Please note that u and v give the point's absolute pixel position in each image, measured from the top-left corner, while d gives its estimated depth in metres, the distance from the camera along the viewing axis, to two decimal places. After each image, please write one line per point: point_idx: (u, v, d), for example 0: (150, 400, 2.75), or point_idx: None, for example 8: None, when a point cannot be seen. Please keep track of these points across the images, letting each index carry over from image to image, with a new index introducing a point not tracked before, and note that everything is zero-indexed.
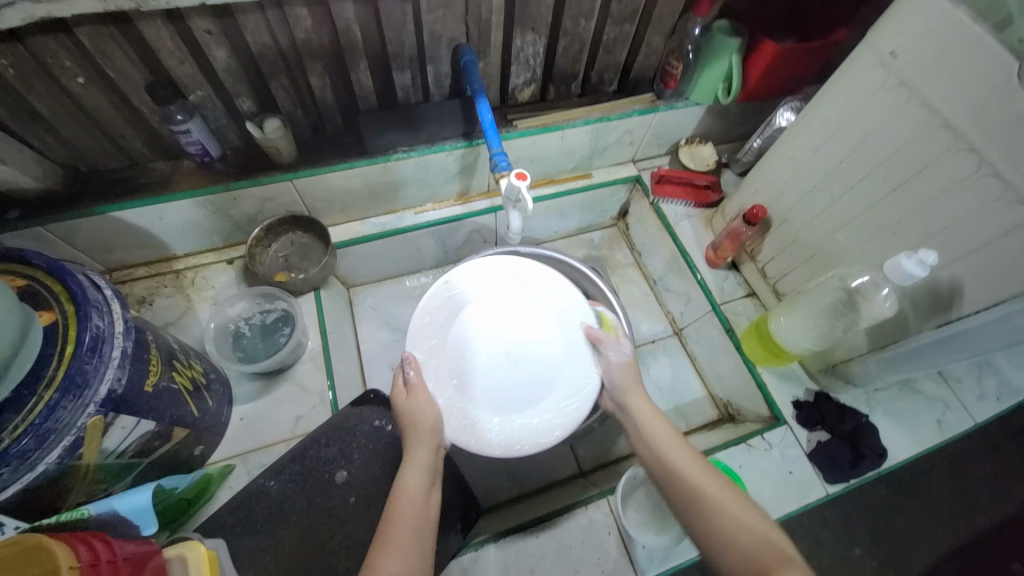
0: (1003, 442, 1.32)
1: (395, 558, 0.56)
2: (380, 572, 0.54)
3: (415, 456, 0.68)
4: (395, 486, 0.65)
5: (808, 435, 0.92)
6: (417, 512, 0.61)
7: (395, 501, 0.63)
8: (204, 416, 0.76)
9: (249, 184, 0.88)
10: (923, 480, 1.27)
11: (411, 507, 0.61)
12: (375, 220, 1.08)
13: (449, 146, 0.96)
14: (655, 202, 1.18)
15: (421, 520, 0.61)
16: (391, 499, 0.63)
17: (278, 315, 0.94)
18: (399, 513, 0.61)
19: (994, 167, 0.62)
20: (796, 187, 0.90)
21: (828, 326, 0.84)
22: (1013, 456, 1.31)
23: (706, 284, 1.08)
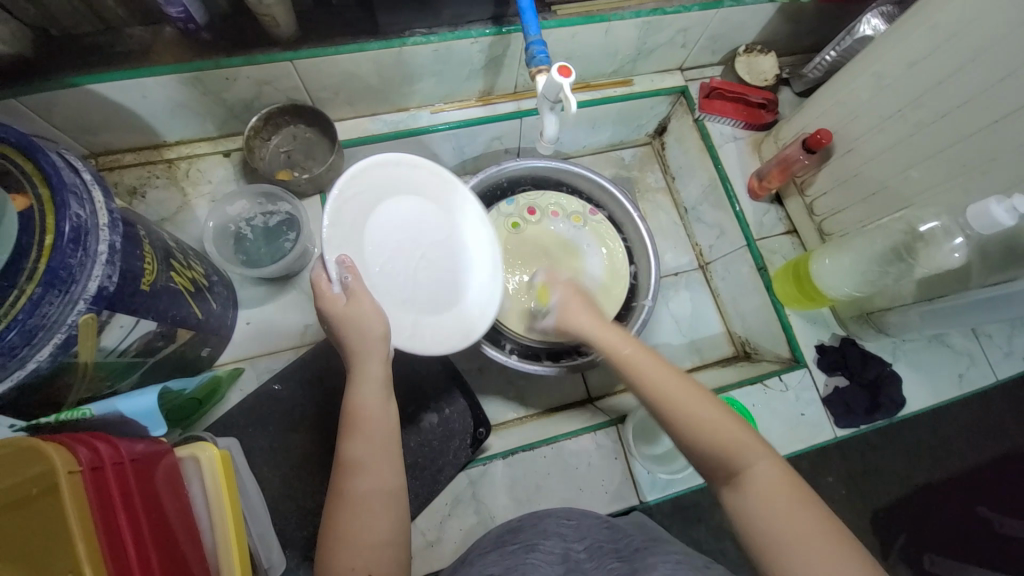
0: (997, 398, 1.33)
1: (370, 476, 0.54)
2: (354, 495, 0.52)
3: (359, 378, 0.59)
4: (348, 407, 0.58)
5: (826, 380, 0.90)
6: (376, 435, 0.56)
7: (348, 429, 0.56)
8: (209, 319, 0.73)
9: (243, 63, 0.76)
10: (916, 425, 1.29)
11: (364, 443, 0.55)
12: (387, 117, 0.97)
13: (476, 32, 0.82)
14: (700, 119, 1.05)
15: (385, 439, 0.57)
16: (345, 421, 0.56)
17: (283, 218, 0.86)
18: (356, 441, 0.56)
19: None
20: (874, 112, 0.78)
21: (877, 273, 0.77)
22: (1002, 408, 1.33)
23: (743, 215, 0.99)
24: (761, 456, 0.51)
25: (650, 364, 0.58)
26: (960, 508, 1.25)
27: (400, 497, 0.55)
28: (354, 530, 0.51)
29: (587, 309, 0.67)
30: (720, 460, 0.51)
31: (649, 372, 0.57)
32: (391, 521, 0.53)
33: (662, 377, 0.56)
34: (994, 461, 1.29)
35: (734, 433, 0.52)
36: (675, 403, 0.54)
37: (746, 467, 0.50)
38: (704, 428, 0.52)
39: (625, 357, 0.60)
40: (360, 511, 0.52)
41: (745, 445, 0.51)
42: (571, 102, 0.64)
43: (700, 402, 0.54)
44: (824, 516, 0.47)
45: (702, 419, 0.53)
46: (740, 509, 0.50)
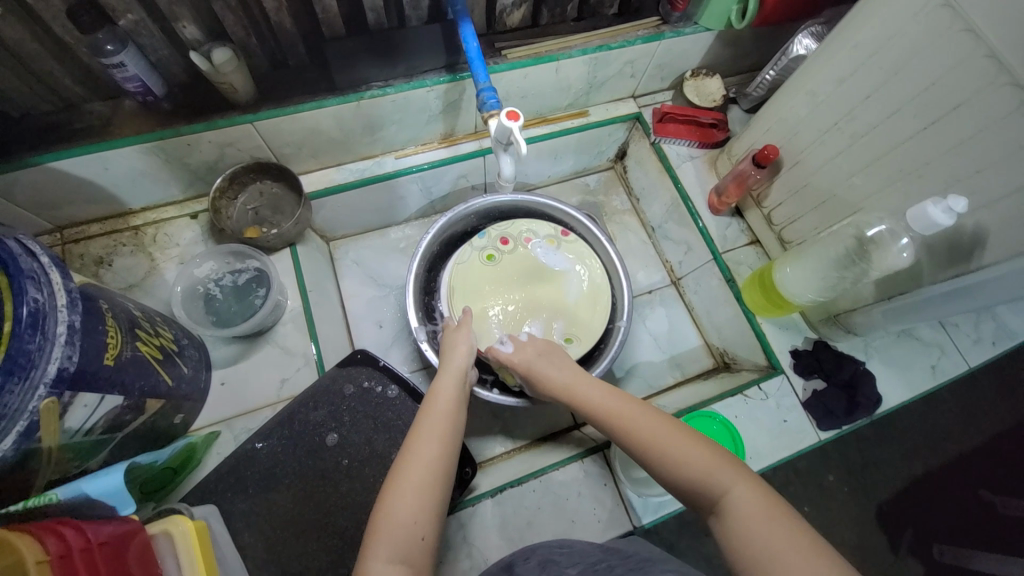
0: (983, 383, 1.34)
1: (433, 444, 0.63)
2: (420, 455, 0.61)
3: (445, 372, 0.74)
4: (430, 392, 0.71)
5: (804, 384, 0.91)
6: (445, 418, 0.67)
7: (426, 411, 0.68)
8: (180, 384, 0.72)
9: (204, 128, 0.77)
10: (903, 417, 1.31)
11: (440, 414, 0.67)
12: (352, 166, 0.98)
13: (431, 81, 0.86)
14: (656, 143, 1.09)
15: (449, 417, 0.67)
16: (426, 402, 0.68)
17: (252, 275, 0.86)
18: (430, 419, 0.66)
19: None
20: (814, 126, 0.82)
21: (836, 278, 0.80)
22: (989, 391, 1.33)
23: (707, 231, 1.02)
24: (738, 479, 0.53)
25: (621, 415, 0.63)
26: (961, 492, 1.24)
27: (445, 478, 0.61)
28: (418, 484, 0.59)
29: (564, 367, 0.73)
30: (707, 498, 0.53)
31: (640, 420, 0.61)
32: (432, 491, 0.59)
33: (642, 421, 0.61)
34: (990, 444, 1.28)
35: (713, 463, 0.54)
36: (658, 446, 0.58)
37: (727, 490, 0.52)
38: (690, 456, 0.56)
39: (609, 408, 0.65)
40: (418, 477, 0.60)
41: (727, 471, 0.54)
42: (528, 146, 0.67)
43: (675, 442, 0.57)
44: (804, 537, 0.47)
45: (676, 453, 0.56)
46: (723, 536, 0.50)
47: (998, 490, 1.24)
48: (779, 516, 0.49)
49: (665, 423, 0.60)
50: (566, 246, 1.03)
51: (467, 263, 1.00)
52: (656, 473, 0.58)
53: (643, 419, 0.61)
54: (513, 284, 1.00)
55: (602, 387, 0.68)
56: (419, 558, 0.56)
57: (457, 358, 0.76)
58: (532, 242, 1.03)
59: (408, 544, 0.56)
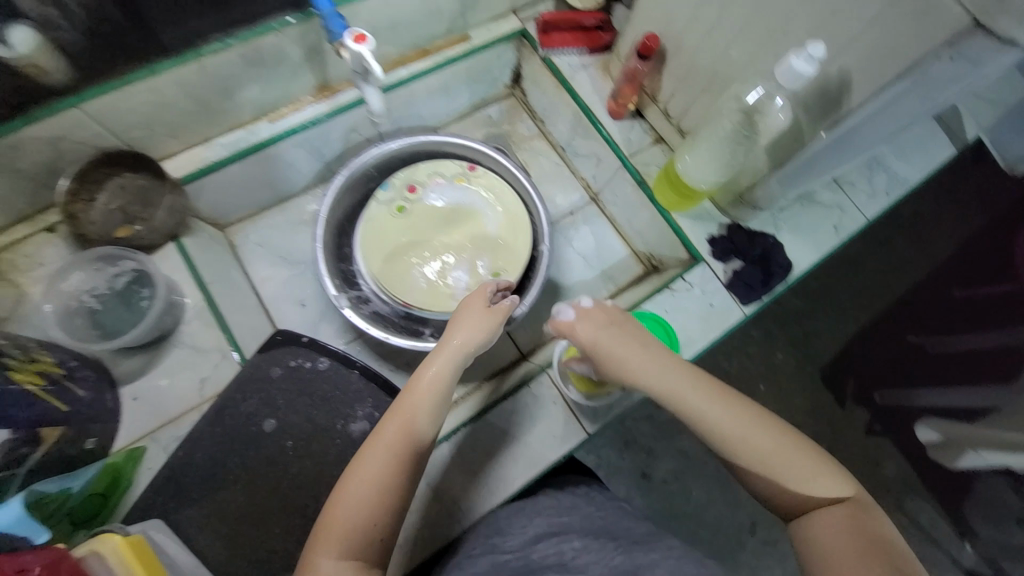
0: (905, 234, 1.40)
1: (409, 441, 0.61)
2: (384, 443, 0.61)
3: (439, 357, 0.67)
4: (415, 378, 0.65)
5: (724, 266, 0.96)
6: (419, 407, 0.63)
7: (406, 396, 0.65)
8: (81, 408, 0.66)
9: (22, 124, 0.68)
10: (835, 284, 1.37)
11: (417, 407, 0.63)
12: (222, 139, 0.88)
13: (276, 23, 0.76)
14: (546, 58, 1.05)
15: (427, 413, 0.63)
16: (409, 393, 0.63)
17: (132, 276, 0.78)
18: (408, 404, 0.64)
19: None
20: (687, 3, 0.80)
21: (730, 154, 0.82)
22: (911, 239, 1.39)
23: (611, 138, 1.02)
24: (836, 492, 0.60)
25: (712, 401, 0.63)
26: (896, 343, 1.33)
27: (414, 474, 0.62)
28: (386, 484, 0.59)
29: (623, 339, 0.67)
30: (799, 507, 0.60)
31: (719, 413, 0.62)
32: (398, 488, 0.60)
33: (761, 432, 0.61)
34: (916, 290, 1.35)
35: (823, 479, 0.60)
36: (744, 443, 0.61)
37: (820, 505, 0.59)
38: (792, 462, 0.60)
39: (696, 395, 0.63)
40: (376, 472, 0.59)
41: (829, 485, 0.60)
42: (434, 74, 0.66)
43: (773, 450, 0.60)
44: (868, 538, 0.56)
45: (771, 445, 0.61)
46: (803, 531, 0.59)
47: (929, 334, 1.33)
48: (845, 520, 0.58)
49: (770, 430, 0.61)
50: (474, 182, 1.01)
51: (376, 221, 0.97)
52: (742, 467, 0.62)
53: (728, 411, 0.62)
54: (429, 230, 0.98)
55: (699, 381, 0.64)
56: (373, 554, 0.58)
57: (472, 339, 0.68)
58: (440, 185, 1.00)
59: (361, 541, 0.57)
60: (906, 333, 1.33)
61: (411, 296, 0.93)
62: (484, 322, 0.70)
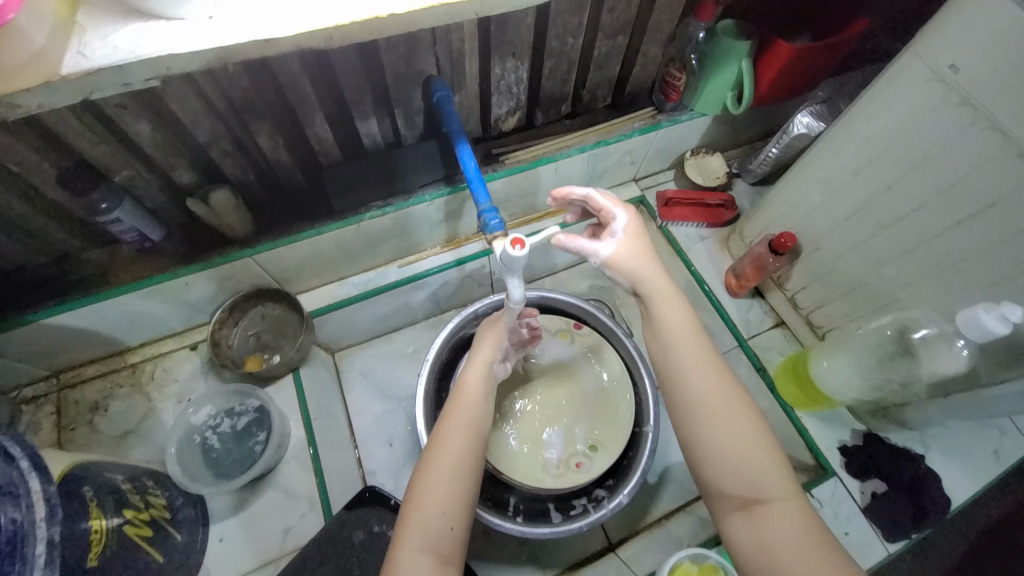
0: None
1: (463, 435, 0.63)
2: (449, 446, 0.61)
3: (478, 362, 0.72)
4: (461, 382, 0.70)
5: (860, 486, 0.83)
6: (471, 410, 0.66)
7: (455, 401, 0.67)
8: (174, 555, 0.66)
9: (201, 268, 0.75)
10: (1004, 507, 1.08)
11: (469, 412, 0.65)
12: (355, 279, 0.96)
13: (430, 195, 0.85)
14: (663, 227, 1.05)
15: (478, 409, 0.66)
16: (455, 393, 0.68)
17: (252, 416, 0.81)
18: (459, 409, 0.66)
19: None
20: (829, 215, 0.78)
21: (879, 378, 0.72)
22: None
23: (729, 316, 0.97)
24: (783, 491, 0.51)
25: (689, 358, 0.57)
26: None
27: (476, 465, 0.62)
28: (451, 474, 0.59)
29: (693, 358, 0.57)
30: (743, 487, 0.52)
31: (727, 445, 0.53)
32: (463, 479, 0.59)
33: (751, 456, 0.53)
34: None
35: (765, 457, 0.53)
36: (702, 397, 0.55)
37: (767, 496, 0.51)
38: (740, 435, 0.53)
39: (673, 329, 0.59)
40: (444, 470, 0.59)
41: (770, 475, 0.52)
42: (545, 233, 0.67)
43: (726, 405, 0.55)
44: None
45: (734, 429, 0.54)
46: (753, 536, 0.50)
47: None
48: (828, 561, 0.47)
49: (751, 436, 0.54)
50: (578, 339, 0.97)
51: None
52: (677, 398, 0.57)
53: (696, 357, 0.57)
54: (527, 387, 0.93)
55: (706, 376, 0.56)
56: (449, 550, 0.56)
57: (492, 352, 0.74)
58: (543, 339, 0.97)
59: (438, 535, 0.56)
60: None
61: (504, 462, 0.85)
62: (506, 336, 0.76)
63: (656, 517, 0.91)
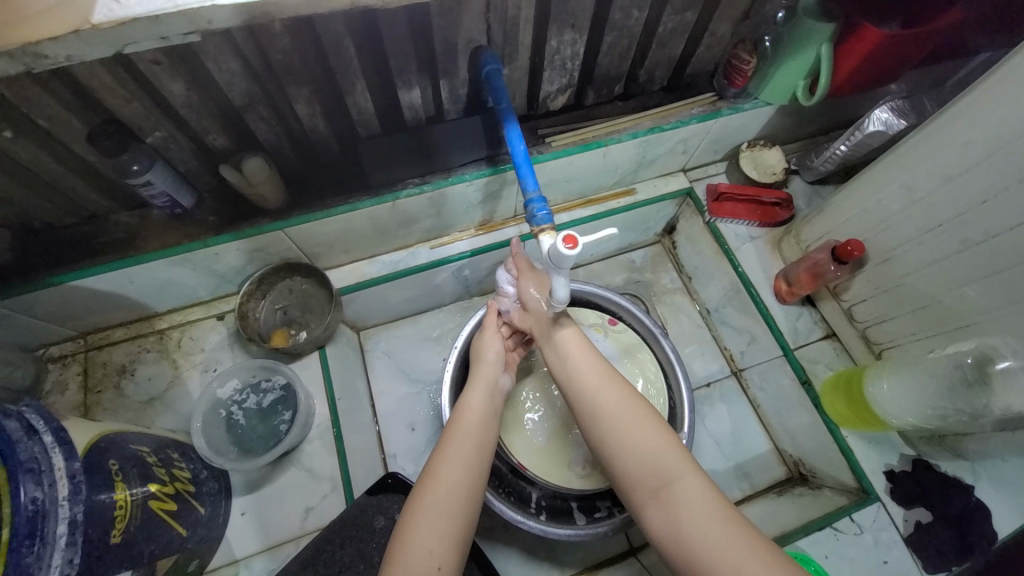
0: None
1: (456, 466, 0.62)
2: (444, 480, 0.60)
3: (477, 387, 0.72)
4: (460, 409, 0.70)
5: (905, 514, 0.78)
6: (464, 440, 0.65)
7: (450, 430, 0.67)
8: (196, 529, 0.65)
9: (232, 239, 0.73)
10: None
11: (464, 439, 0.65)
12: (385, 258, 0.92)
13: (470, 175, 0.80)
14: (711, 223, 0.99)
15: (476, 441, 0.65)
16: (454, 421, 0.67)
17: (278, 394, 0.79)
18: (454, 438, 0.65)
19: None
20: (908, 224, 0.71)
21: (944, 408, 0.67)
22: None
23: (776, 323, 0.91)
24: (686, 469, 0.58)
25: (591, 374, 0.68)
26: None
27: (468, 499, 0.60)
28: (441, 507, 0.58)
29: (592, 368, 0.69)
30: (649, 474, 0.58)
31: (626, 436, 0.62)
32: (453, 515, 0.58)
33: (647, 438, 0.61)
34: None
35: (662, 442, 0.60)
36: (600, 399, 0.65)
37: (672, 479, 0.57)
38: (636, 427, 0.62)
39: (568, 346, 0.72)
40: (433, 502, 0.58)
41: (669, 460, 0.59)
42: (597, 234, 0.59)
43: (621, 408, 0.64)
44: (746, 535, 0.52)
45: (629, 423, 0.62)
46: (666, 521, 0.55)
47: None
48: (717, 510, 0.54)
49: (639, 424, 0.62)
50: (612, 336, 0.93)
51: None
52: (586, 412, 0.66)
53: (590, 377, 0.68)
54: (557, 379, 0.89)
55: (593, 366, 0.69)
56: None
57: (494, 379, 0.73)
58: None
59: (426, 572, 0.54)
60: None
61: (527, 455, 0.83)
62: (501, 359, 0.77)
63: None
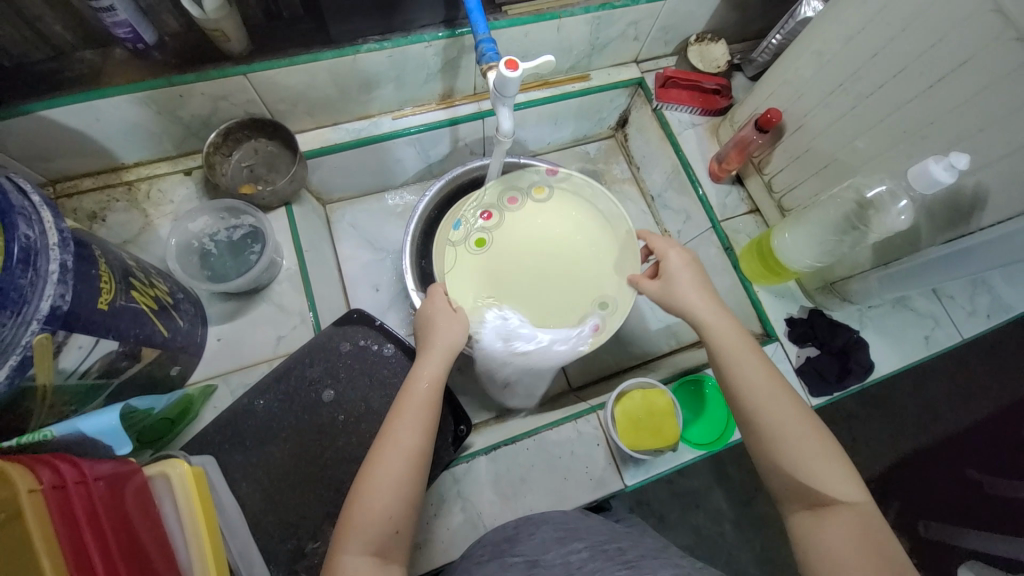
0: (977, 371, 1.34)
1: (408, 438, 0.60)
2: (397, 451, 0.59)
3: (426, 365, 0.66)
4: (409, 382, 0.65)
5: (798, 351, 0.92)
6: (422, 412, 0.62)
7: (401, 404, 0.63)
8: (177, 337, 0.72)
9: (195, 79, 0.75)
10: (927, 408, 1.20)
11: (412, 407, 0.62)
12: (348, 126, 0.96)
13: (428, 36, 0.84)
14: (658, 109, 1.07)
15: (425, 412, 0.62)
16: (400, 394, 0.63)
17: (247, 231, 0.86)
18: (408, 410, 0.62)
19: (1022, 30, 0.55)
20: (817, 88, 0.80)
21: (834, 241, 0.79)
22: (979, 374, 1.35)
23: (707, 199, 1.01)
24: (849, 494, 0.54)
25: (758, 381, 0.61)
26: (950, 472, 1.26)
27: (417, 474, 0.59)
28: (393, 482, 0.57)
29: (762, 369, 0.61)
30: (806, 493, 0.55)
31: (794, 450, 0.56)
32: (402, 489, 0.57)
33: (813, 461, 0.55)
34: (981, 427, 1.30)
35: (828, 467, 0.55)
36: (765, 404, 0.59)
37: (831, 501, 0.54)
38: (802, 445, 0.56)
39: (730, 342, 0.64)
40: (390, 474, 0.57)
41: (838, 481, 0.54)
42: (535, 60, 0.65)
43: (791, 421, 0.58)
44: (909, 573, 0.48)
45: (796, 443, 0.56)
46: (815, 536, 0.53)
47: (993, 473, 1.24)
48: (880, 546, 0.50)
49: (810, 435, 0.57)
50: (557, 194, 0.85)
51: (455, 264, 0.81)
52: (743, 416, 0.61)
53: (768, 382, 0.61)
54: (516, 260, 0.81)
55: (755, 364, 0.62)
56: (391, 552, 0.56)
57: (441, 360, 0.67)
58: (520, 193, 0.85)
59: (380, 539, 0.55)
60: (965, 466, 1.26)
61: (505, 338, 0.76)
62: (456, 325, 0.71)
63: (614, 372, 1.02)
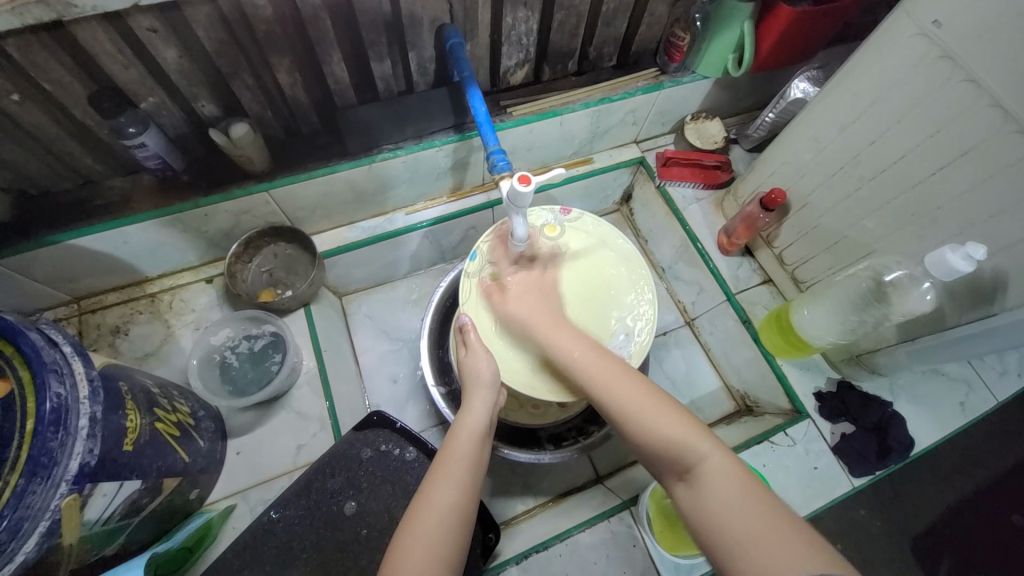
0: None
1: (452, 491, 0.59)
2: (436, 503, 0.58)
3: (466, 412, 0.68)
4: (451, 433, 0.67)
5: (832, 428, 0.89)
6: (463, 459, 0.63)
7: (444, 454, 0.64)
8: (197, 459, 0.71)
9: (220, 200, 0.79)
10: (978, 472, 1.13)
11: (455, 460, 0.62)
12: (363, 224, 0.99)
13: (440, 140, 0.88)
14: (661, 186, 1.10)
15: (466, 461, 0.62)
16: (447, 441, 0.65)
17: (268, 339, 0.88)
18: (449, 463, 0.62)
19: (1021, 124, 0.56)
20: (819, 169, 0.82)
21: (855, 320, 0.79)
22: None
23: (718, 271, 1.02)
24: (718, 463, 0.54)
25: (620, 392, 0.62)
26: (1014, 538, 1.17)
27: (461, 526, 0.57)
28: (431, 532, 0.55)
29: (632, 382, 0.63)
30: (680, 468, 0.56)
31: (666, 440, 0.57)
32: (444, 539, 0.55)
33: (685, 446, 0.56)
34: None
35: (700, 449, 0.56)
36: (634, 407, 0.60)
37: (701, 473, 0.54)
38: (673, 436, 0.57)
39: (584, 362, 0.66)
40: (430, 522, 0.56)
41: (703, 454, 0.55)
42: (547, 173, 0.67)
43: (660, 417, 0.59)
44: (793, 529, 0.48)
45: (672, 435, 0.57)
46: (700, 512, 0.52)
47: None
48: (756, 503, 0.50)
49: (684, 427, 0.58)
50: (569, 229, 0.84)
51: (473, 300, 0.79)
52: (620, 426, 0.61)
53: (625, 389, 0.62)
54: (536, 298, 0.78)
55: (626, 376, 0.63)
56: None
57: (481, 411, 0.69)
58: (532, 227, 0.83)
59: None
60: None
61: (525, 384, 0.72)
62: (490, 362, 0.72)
63: None
